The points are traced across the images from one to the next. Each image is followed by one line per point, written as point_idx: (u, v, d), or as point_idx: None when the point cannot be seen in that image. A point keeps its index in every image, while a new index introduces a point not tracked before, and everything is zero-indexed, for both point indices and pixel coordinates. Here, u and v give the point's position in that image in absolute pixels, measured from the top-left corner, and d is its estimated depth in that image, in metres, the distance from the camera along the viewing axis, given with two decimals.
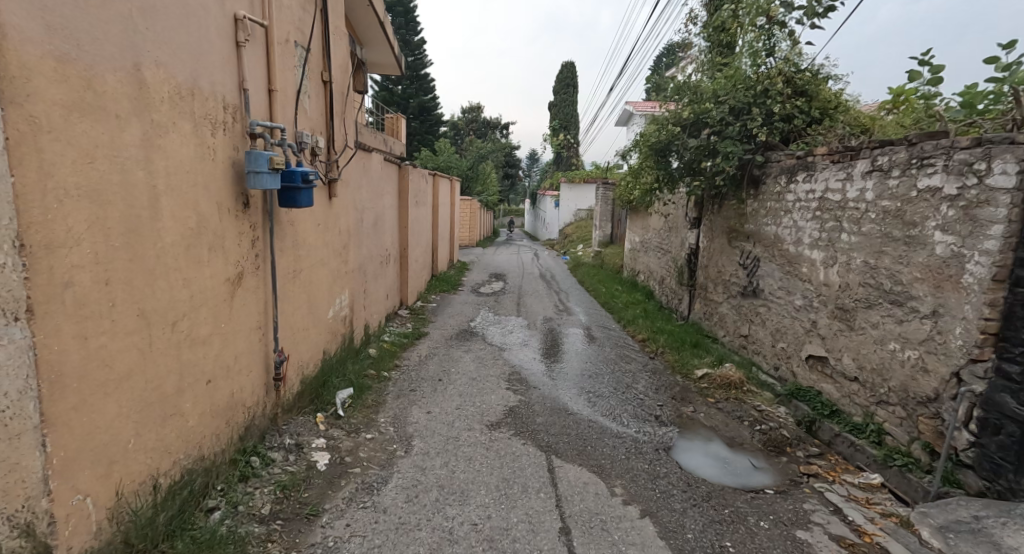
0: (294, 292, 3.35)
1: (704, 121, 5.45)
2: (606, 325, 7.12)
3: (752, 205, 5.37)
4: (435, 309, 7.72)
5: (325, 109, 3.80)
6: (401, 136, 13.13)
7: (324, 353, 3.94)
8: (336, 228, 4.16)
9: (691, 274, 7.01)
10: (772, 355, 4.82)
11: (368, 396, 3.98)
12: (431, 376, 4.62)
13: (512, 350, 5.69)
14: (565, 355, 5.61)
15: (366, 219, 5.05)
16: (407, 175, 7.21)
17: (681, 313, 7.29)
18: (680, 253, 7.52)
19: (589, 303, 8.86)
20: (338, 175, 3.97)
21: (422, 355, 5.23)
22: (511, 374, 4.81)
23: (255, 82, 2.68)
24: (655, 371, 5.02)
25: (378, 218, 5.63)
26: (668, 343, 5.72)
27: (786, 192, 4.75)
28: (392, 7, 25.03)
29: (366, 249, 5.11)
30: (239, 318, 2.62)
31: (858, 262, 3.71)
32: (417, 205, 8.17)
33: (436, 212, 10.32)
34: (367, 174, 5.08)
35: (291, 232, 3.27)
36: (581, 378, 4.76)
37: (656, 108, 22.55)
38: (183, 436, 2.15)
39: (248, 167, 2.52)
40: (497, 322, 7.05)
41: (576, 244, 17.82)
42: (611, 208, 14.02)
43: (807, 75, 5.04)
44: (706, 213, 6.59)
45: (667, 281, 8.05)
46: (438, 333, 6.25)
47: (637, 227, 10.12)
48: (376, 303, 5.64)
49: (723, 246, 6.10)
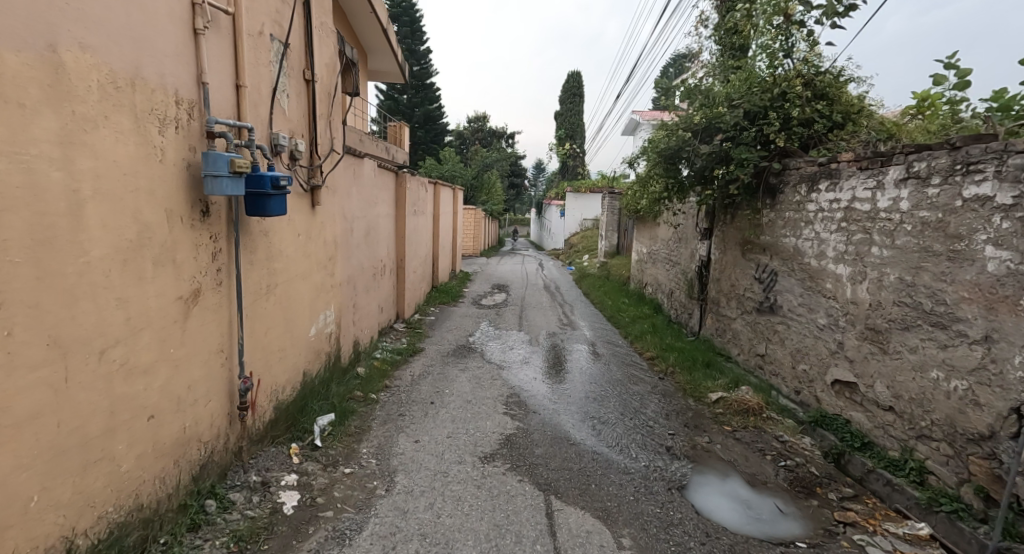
0: (268, 310, 3.05)
1: (716, 126, 5.13)
2: (612, 340, 6.77)
3: (769, 215, 5.03)
4: (433, 322, 7.40)
5: (307, 110, 3.50)
6: (404, 145, 12.91)
7: (306, 375, 3.63)
8: (321, 239, 3.86)
9: (703, 288, 6.66)
10: (793, 378, 4.46)
11: (352, 421, 3.65)
12: (423, 398, 4.28)
13: (513, 368, 5.34)
14: (568, 375, 5.25)
15: (356, 229, 4.74)
16: (405, 184, 6.93)
17: (692, 329, 6.94)
18: (690, 265, 7.18)
19: (594, 316, 8.51)
20: (321, 182, 3.67)
21: (416, 374, 4.90)
22: (510, 396, 4.46)
23: (216, 76, 2.38)
24: (666, 393, 4.65)
25: (371, 228, 5.34)
26: (677, 362, 5.36)
27: (807, 202, 4.41)
28: (398, 17, 25.04)
29: (356, 261, 4.81)
30: (194, 341, 2.31)
31: (891, 279, 3.36)
32: (416, 214, 7.88)
33: (436, 222, 10.05)
34: (358, 181, 4.79)
35: (265, 243, 2.97)
36: (586, 401, 4.41)
37: (663, 116, 22.27)
38: (114, 484, 1.83)
39: (204, 170, 2.22)
40: (498, 337, 6.71)
41: (582, 254, 17.48)
42: (617, 217, 13.70)
43: (828, 77, 4.72)
44: (718, 223, 6.26)
45: (676, 294, 7.70)
46: (434, 349, 5.92)
47: (644, 238, 9.78)
48: (368, 317, 5.34)
49: (737, 258, 5.76)
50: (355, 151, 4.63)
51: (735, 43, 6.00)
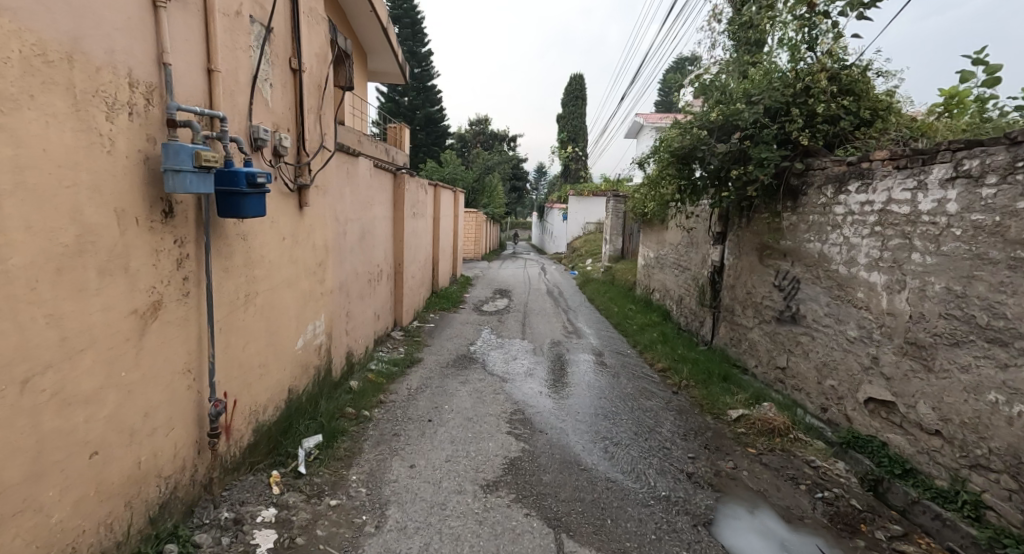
0: (247, 322, 2.74)
1: (733, 124, 4.81)
2: (620, 350, 6.46)
3: (790, 219, 4.72)
4: (432, 330, 7.09)
5: (294, 103, 3.21)
6: (404, 146, 12.61)
7: (292, 393, 3.32)
8: (309, 243, 3.55)
9: (716, 295, 6.36)
10: (819, 395, 4.14)
11: (342, 442, 3.33)
12: (420, 415, 3.97)
13: (516, 381, 5.03)
14: (575, 388, 4.93)
15: (349, 231, 4.43)
16: (403, 185, 6.63)
17: (704, 338, 6.61)
18: (701, 271, 6.87)
19: (600, 323, 8.19)
20: (309, 181, 3.36)
21: (412, 388, 4.58)
22: (513, 413, 4.14)
23: (182, 56, 2.08)
24: (681, 410, 4.34)
25: (366, 231, 5.03)
26: (692, 376, 5.03)
27: (834, 205, 4.10)
28: (399, 19, 24.84)
29: (350, 267, 4.50)
30: (153, 362, 1.99)
31: (936, 289, 3.05)
32: (415, 216, 7.58)
33: (436, 225, 9.74)
34: (353, 182, 4.49)
35: (244, 248, 2.66)
36: (595, 419, 4.09)
37: (667, 119, 21.98)
38: (40, 538, 1.52)
39: (164, 164, 1.91)
40: (500, 346, 6.39)
41: (585, 258, 17.18)
42: (622, 221, 13.39)
43: (854, 71, 4.39)
44: (733, 227, 5.96)
45: (687, 301, 7.38)
46: (433, 360, 5.60)
47: (652, 242, 9.46)
48: (362, 327, 5.02)
49: (754, 264, 5.45)
50: (348, 150, 4.32)
51: (751, 38, 5.69)
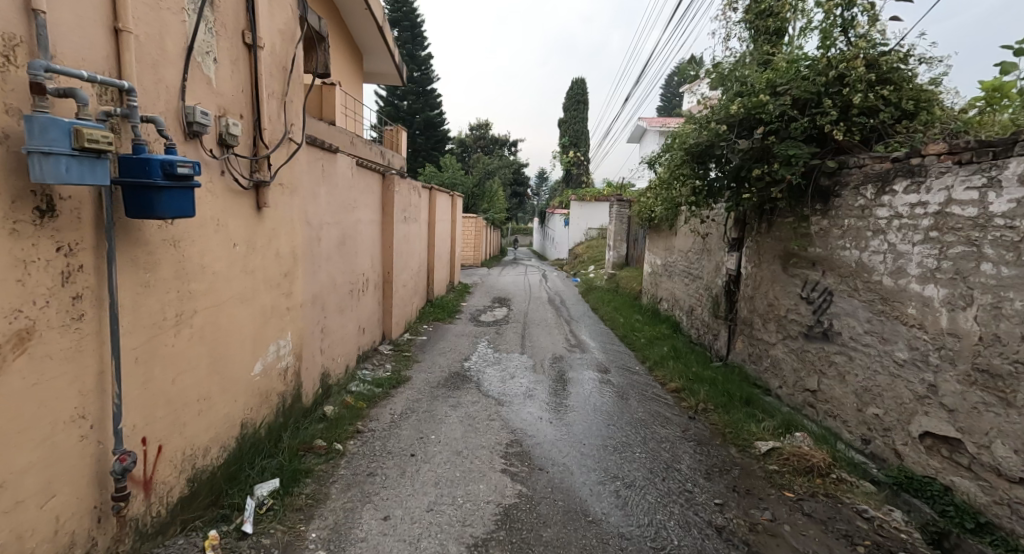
0: (182, 347, 2.23)
1: (756, 118, 4.32)
2: (628, 366, 5.95)
3: (821, 223, 4.22)
4: (424, 343, 6.58)
5: (249, 84, 2.72)
6: (400, 149, 12.15)
7: (247, 427, 2.82)
8: (270, 250, 3.05)
9: (732, 306, 5.88)
10: (860, 424, 3.62)
11: (307, 485, 2.83)
12: (402, 448, 3.45)
13: (513, 404, 4.50)
14: (578, 412, 4.40)
15: (325, 236, 3.93)
16: (393, 187, 6.13)
17: (720, 353, 6.10)
18: (715, 280, 6.39)
19: (606, 335, 7.68)
20: (268, 177, 2.87)
21: (396, 414, 4.05)
22: (509, 445, 3.61)
23: (70, 7, 1.59)
24: (701, 440, 3.82)
25: (347, 237, 4.53)
26: (710, 398, 4.51)
27: (876, 207, 3.61)
28: (398, 23, 24.53)
29: (325, 277, 3.99)
30: (19, 412, 1.50)
31: (1017, 306, 2.56)
32: (407, 221, 7.08)
33: (431, 230, 9.24)
34: (329, 181, 3.99)
35: (174, 257, 2.16)
36: (604, 452, 3.56)
37: (671, 123, 21.51)
38: None
39: (28, 144, 1.40)
40: (496, 362, 5.87)
41: (587, 265, 16.71)
42: (627, 226, 12.87)
43: (895, 55, 3.88)
44: (752, 232, 5.47)
45: (699, 312, 6.88)
46: (423, 379, 5.09)
47: (659, 249, 8.97)
48: (343, 343, 4.52)
49: (777, 273, 4.96)
50: (324, 144, 3.83)
51: (771, 26, 5.20)
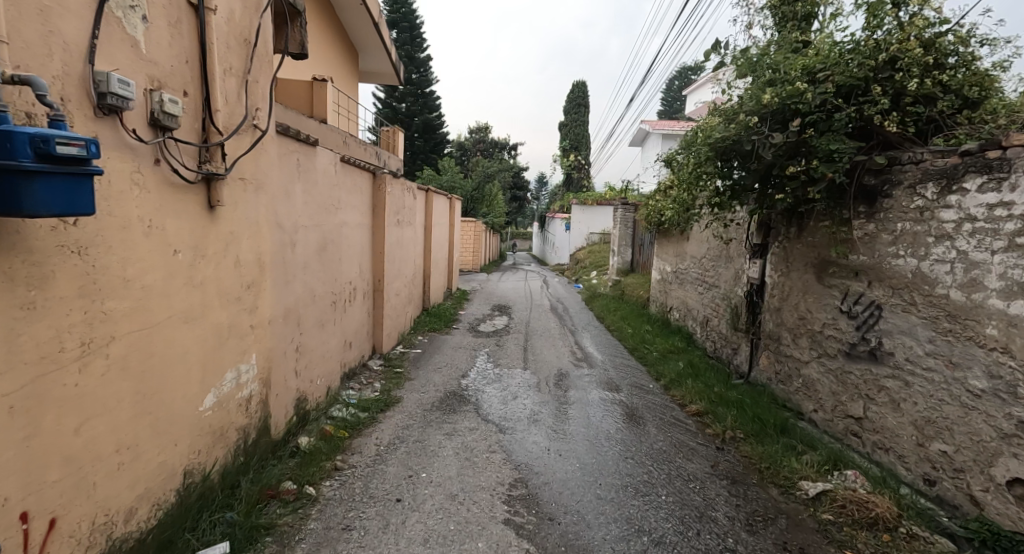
0: (92, 385, 1.72)
1: (790, 109, 3.82)
2: (641, 384, 5.45)
3: (865, 228, 3.72)
4: (417, 357, 6.06)
5: (195, 54, 2.20)
6: (397, 151, 11.66)
7: (194, 475, 2.31)
8: (227, 258, 2.54)
9: (756, 319, 5.40)
10: (922, 461, 3.12)
11: (268, 545, 2.32)
12: (387, 492, 2.92)
13: (516, 431, 3.97)
14: (591, 441, 3.88)
15: (301, 242, 3.43)
16: (383, 188, 5.62)
17: (741, 370, 5.60)
18: (736, 289, 5.91)
19: (614, 347, 7.17)
20: (221, 170, 2.35)
21: (382, 445, 3.53)
22: (513, 486, 3.09)
23: None
24: (735, 479, 3.31)
25: (329, 243, 4.01)
26: (740, 425, 4.01)
27: (939, 209, 3.12)
28: (397, 23, 24.11)
29: (301, 287, 3.48)
30: None
31: None
32: (400, 224, 6.56)
33: (427, 234, 8.74)
34: (307, 179, 3.48)
35: (78, 269, 1.65)
36: (624, 494, 3.04)
37: (674, 126, 21.08)
38: None
39: None
40: (496, 380, 5.34)
41: (589, 270, 16.26)
42: (633, 231, 12.38)
43: (954, 35, 3.38)
44: (780, 238, 4.98)
45: (716, 323, 6.39)
46: (415, 401, 4.56)
47: (669, 255, 8.49)
48: (324, 362, 4.00)
49: (810, 284, 4.47)
50: (299, 135, 3.32)
51: (801, 10, 4.69)
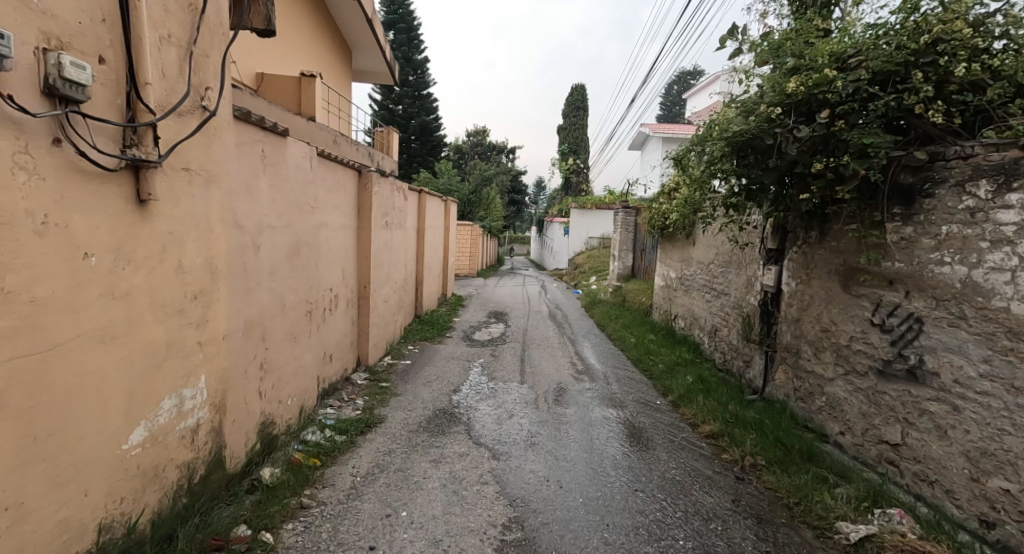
0: None
1: (818, 99, 3.44)
2: (647, 400, 5.04)
3: (901, 232, 3.33)
4: (406, 370, 5.64)
5: (116, 12, 1.80)
6: (391, 151, 11.27)
7: (115, 528, 1.89)
8: (166, 263, 2.12)
9: (771, 330, 5.02)
10: (977, 499, 2.74)
11: None
12: (361, 537, 2.50)
13: (512, 457, 3.55)
14: (595, 468, 3.46)
15: (266, 245, 3.01)
16: (369, 187, 5.23)
17: (756, 386, 5.21)
18: (748, 297, 5.53)
19: (616, 358, 6.78)
20: (153, 156, 1.95)
21: (358, 477, 3.10)
22: (507, 528, 2.67)
23: None
24: (761, 518, 2.90)
25: (303, 246, 3.60)
26: (761, 451, 3.60)
27: (996, 210, 2.75)
28: (394, 24, 23.78)
29: (267, 296, 3.06)
30: None
31: None
32: (389, 226, 6.15)
33: (420, 238, 8.33)
34: (275, 173, 3.08)
35: None
36: (636, 539, 2.63)
37: (675, 130, 20.75)
38: None
39: None
40: (490, 396, 4.92)
41: (589, 276, 15.91)
42: (634, 235, 12.00)
43: (1005, 15, 2.99)
44: (799, 243, 4.59)
45: (726, 333, 6.01)
46: (400, 421, 4.14)
47: (674, 260, 8.10)
48: (297, 379, 3.59)
49: (833, 293, 4.09)
50: (266, 123, 2.92)
51: None
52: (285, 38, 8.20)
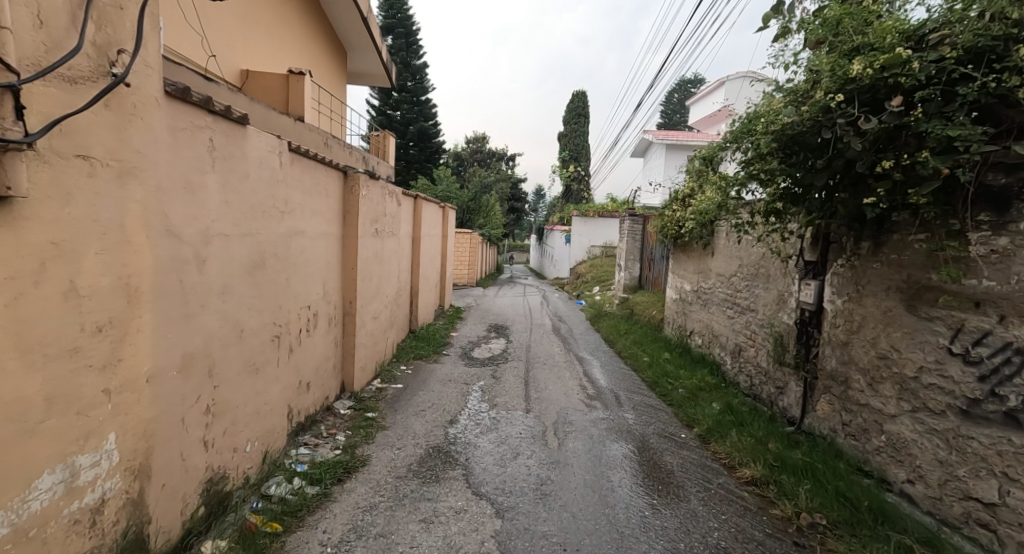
0: None
1: (887, 84, 2.87)
2: (671, 433, 4.43)
3: (991, 243, 2.76)
4: (397, 396, 5.02)
5: None
6: (388, 157, 10.70)
7: None
8: (49, 286, 1.54)
9: (810, 353, 4.44)
10: None
11: None
12: None
13: (519, 515, 2.94)
14: (620, 530, 2.86)
15: (218, 258, 2.42)
16: (356, 191, 4.64)
17: (792, 416, 4.61)
18: (780, 316, 4.94)
19: (629, 380, 6.18)
20: (13, 133, 1.39)
21: (330, 547, 2.49)
22: None
23: None
24: None
25: (270, 258, 3.01)
26: (821, 508, 3.02)
27: None
28: (392, 28, 23.27)
29: (218, 321, 2.45)
30: None
31: None
32: (380, 234, 5.55)
33: (415, 246, 7.75)
34: (229, 169, 2.48)
35: None
36: None
37: (680, 137, 20.20)
38: None
39: None
40: (491, 429, 4.30)
41: (592, 286, 15.32)
42: (641, 244, 11.42)
43: None
44: (846, 253, 4.01)
45: (753, 355, 5.43)
46: (386, 463, 3.52)
47: (689, 272, 7.50)
48: (262, 419, 2.98)
49: (892, 313, 3.51)
50: (217, 106, 2.33)
51: None
52: (273, 34, 7.65)
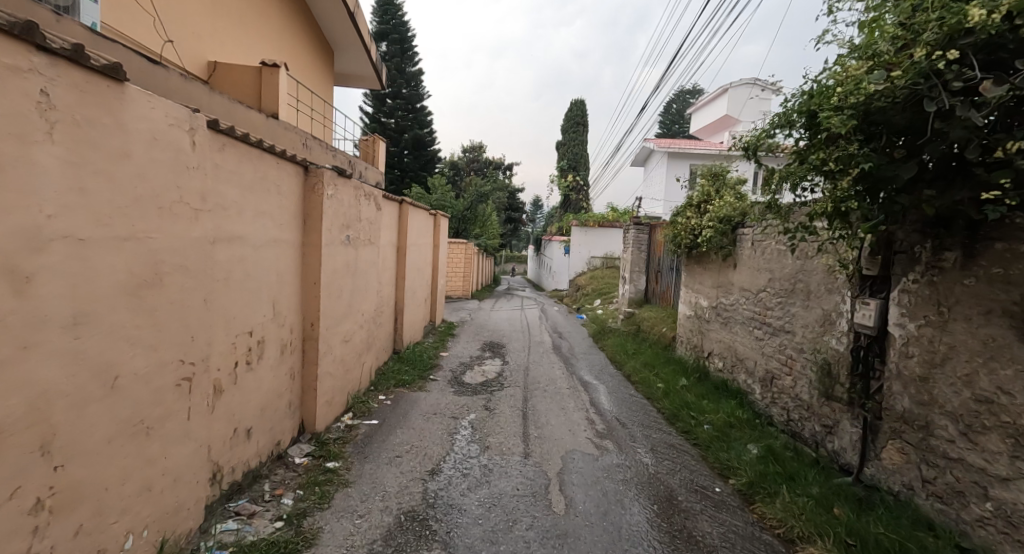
0: None
1: (1017, 35, 2.08)
2: (704, 486, 3.63)
3: None
4: (369, 437, 4.16)
5: None
6: (378, 163, 9.89)
7: None
8: None
9: (869, 388, 3.63)
10: None
11: None
12: None
13: None
14: None
15: (64, 275, 1.63)
16: (320, 191, 3.84)
17: (847, 463, 3.80)
18: (828, 341, 4.13)
19: (643, 411, 5.36)
20: None
21: None
22: None
23: None
24: None
25: (175, 274, 2.20)
26: None
27: None
28: (387, 35, 22.75)
29: (64, 368, 1.65)
30: None
31: None
32: (353, 243, 4.73)
33: (399, 257, 6.93)
34: (87, 143, 1.69)
35: None
36: None
37: (683, 145, 19.48)
38: None
39: None
40: (480, 484, 3.45)
41: (594, 299, 14.49)
42: (647, 255, 10.63)
43: None
44: (921, 267, 3.22)
45: (790, 385, 4.62)
46: (341, 543, 2.67)
47: (706, 286, 6.71)
48: (162, 496, 2.16)
49: (997, 343, 2.72)
50: (52, 42, 1.55)
51: None
52: (249, 27, 6.90)
